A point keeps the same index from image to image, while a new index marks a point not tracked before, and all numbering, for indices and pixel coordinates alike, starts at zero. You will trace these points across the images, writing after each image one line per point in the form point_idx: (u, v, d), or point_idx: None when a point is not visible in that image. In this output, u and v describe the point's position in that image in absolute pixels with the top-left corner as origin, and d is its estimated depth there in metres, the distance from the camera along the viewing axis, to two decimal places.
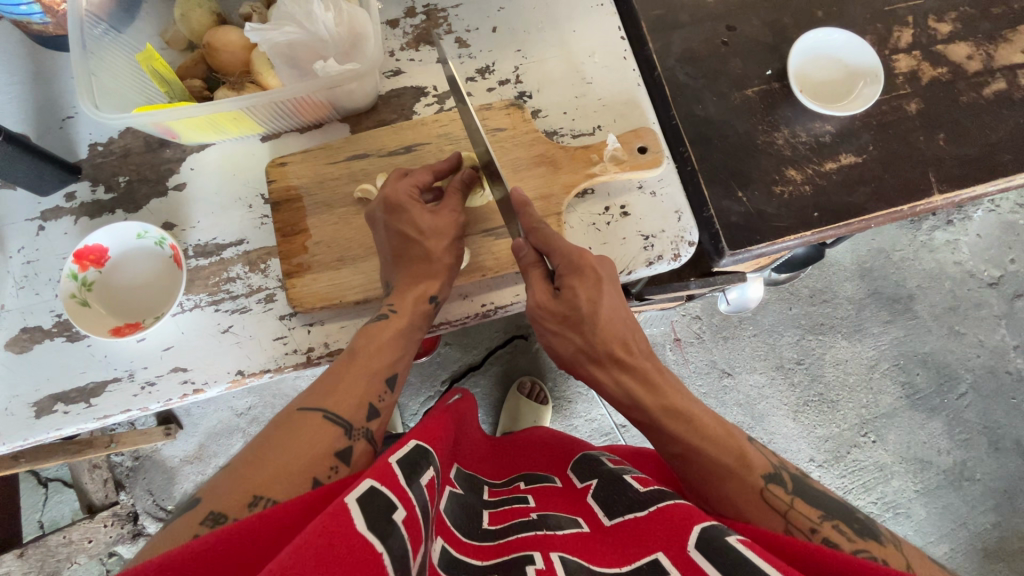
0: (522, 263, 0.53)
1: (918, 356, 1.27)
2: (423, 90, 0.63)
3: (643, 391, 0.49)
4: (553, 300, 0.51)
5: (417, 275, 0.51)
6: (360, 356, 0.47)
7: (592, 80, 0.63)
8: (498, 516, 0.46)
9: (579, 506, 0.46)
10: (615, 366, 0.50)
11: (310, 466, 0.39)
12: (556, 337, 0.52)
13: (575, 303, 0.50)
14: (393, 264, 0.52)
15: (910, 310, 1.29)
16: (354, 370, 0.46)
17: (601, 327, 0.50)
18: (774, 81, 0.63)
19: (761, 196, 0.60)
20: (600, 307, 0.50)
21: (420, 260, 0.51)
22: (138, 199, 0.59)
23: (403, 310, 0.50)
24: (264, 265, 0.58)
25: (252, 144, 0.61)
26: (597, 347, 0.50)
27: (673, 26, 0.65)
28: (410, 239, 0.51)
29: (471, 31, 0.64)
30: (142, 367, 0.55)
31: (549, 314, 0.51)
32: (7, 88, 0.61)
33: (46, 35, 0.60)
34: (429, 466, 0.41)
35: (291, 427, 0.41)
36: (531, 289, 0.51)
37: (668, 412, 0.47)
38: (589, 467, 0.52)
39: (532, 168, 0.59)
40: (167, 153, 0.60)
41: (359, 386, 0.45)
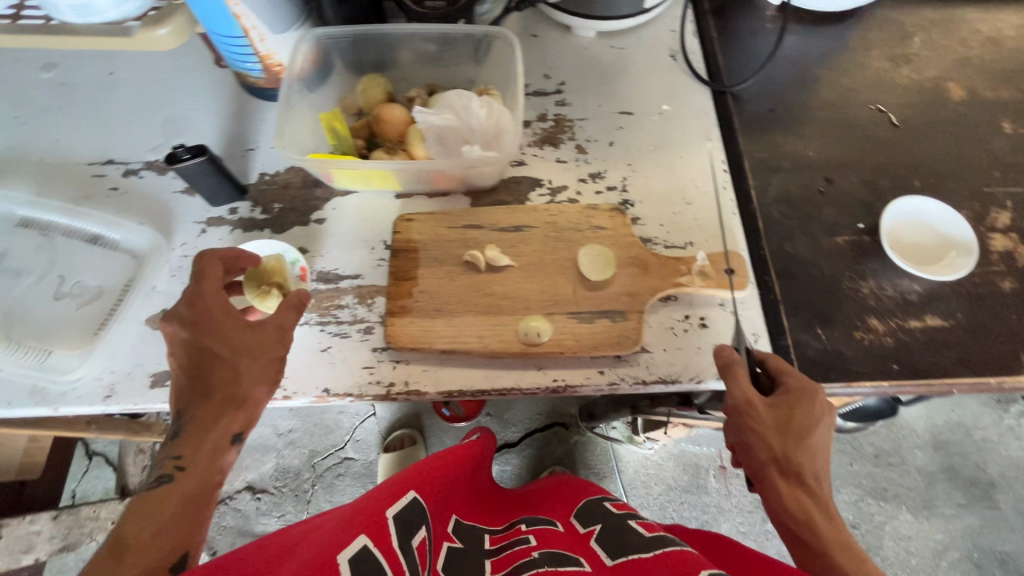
0: (725, 362, 0.55)
1: (996, 555, 1.15)
2: (539, 182, 0.72)
3: (822, 519, 0.50)
4: (768, 405, 0.53)
5: (217, 407, 0.49)
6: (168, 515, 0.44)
7: (691, 201, 0.70)
8: (501, 563, 0.56)
9: (582, 547, 0.58)
10: (801, 484, 0.51)
11: None
12: (755, 438, 0.52)
13: (792, 416, 0.52)
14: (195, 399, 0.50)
15: (990, 498, 1.18)
16: (161, 519, 0.43)
17: (806, 446, 0.52)
18: (865, 234, 0.67)
19: (841, 337, 0.62)
20: (814, 435, 0.52)
21: (225, 403, 0.50)
22: (284, 224, 0.70)
23: (192, 466, 0.47)
24: (371, 300, 0.65)
25: (386, 198, 0.71)
26: (792, 464, 0.51)
27: (774, 169, 0.71)
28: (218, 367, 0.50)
29: (591, 141, 0.74)
30: None
31: (760, 414, 0.53)
32: (212, 119, 0.76)
33: (255, 86, 0.75)
34: (421, 529, 0.53)
35: (112, 570, 0.39)
36: (742, 386, 0.53)
37: (840, 544, 0.48)
38: (591, 516, 0.65)
39: (624, 267, 0.64)
40: (318, 192, 0.71)
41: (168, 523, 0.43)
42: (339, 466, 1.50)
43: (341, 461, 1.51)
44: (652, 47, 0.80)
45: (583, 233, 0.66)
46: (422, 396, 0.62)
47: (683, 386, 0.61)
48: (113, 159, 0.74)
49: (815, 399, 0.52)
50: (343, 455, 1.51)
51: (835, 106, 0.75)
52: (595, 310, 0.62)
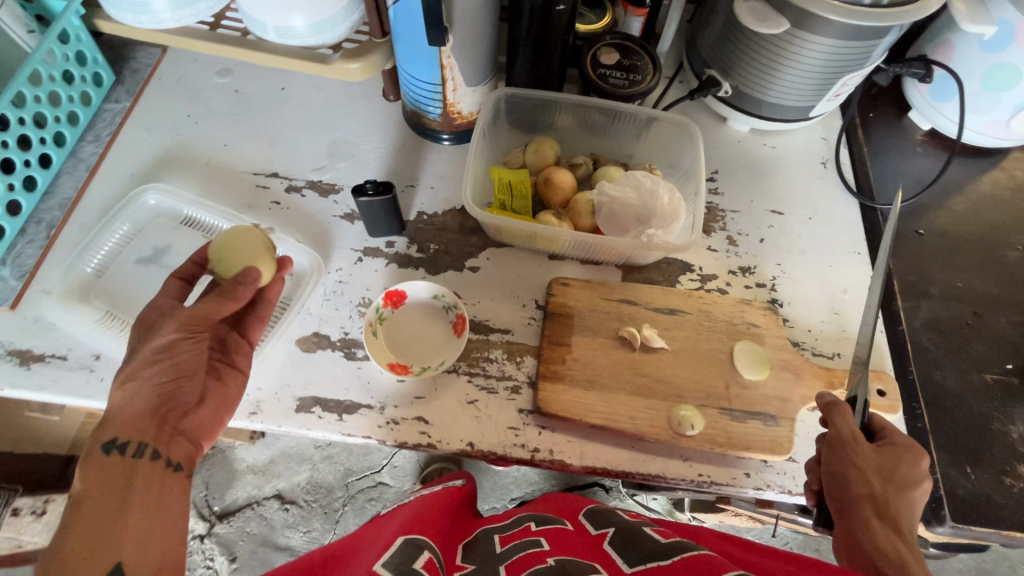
0: (829, 403, 0.55)
1: None
2: (690, 267, 0.73)
3: (916, 564, 0.44)
4: (872, 447, 0.51)
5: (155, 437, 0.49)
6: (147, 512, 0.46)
7: (839, 312, 0.70)
8: (516, 566, 0.48)
9: (595, 549, 0.50)
10: (892, 528, 0.47)
11: None
12: (853, 471, 0.50)
13: (895, 461, 0.50)
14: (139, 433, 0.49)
15: None
16: (104, 526, 0.43)
17: (903, 495, 0.49)
18: (1013, 376, 0.67)
19: (990, 480, 0.61)
20: (912, 491, 0.49)
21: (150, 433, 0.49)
22: (439, 266, 0.71)
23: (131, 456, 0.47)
24: (520, 359, 0.65)
25: (540, 257, 0.72)
26: (888, 508, 0.48)
27: (923, 294, 0.72)
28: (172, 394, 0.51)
29: (742, 234, 0.75)
30: (392, 405, 0.62)
31: (863, 449, 0.51)
32: (377, 150, 0.78)
33: (426, 127, 0.77)
34: (425, 551, 0.47)
35: (89, 559, 0.42)
36: (849, 423, 0.52)
37: None
38: (602, 518, 0.58)
39: (777, 370, 0.64)
40: (474, 239, 0.73)
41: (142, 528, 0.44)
42: (372, 489, 1.48)
43: (375, 485, 1.48)
44: (804, 152, 0.82)
45: (737, 327, 0.67)
46: (563, 467, 0.61)
47: None
48: (278, 173, 0.76)
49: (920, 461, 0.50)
50: (378, 479, 1.49)
51: (981, 241, 0.77)
52: (747, 409, 0.62)
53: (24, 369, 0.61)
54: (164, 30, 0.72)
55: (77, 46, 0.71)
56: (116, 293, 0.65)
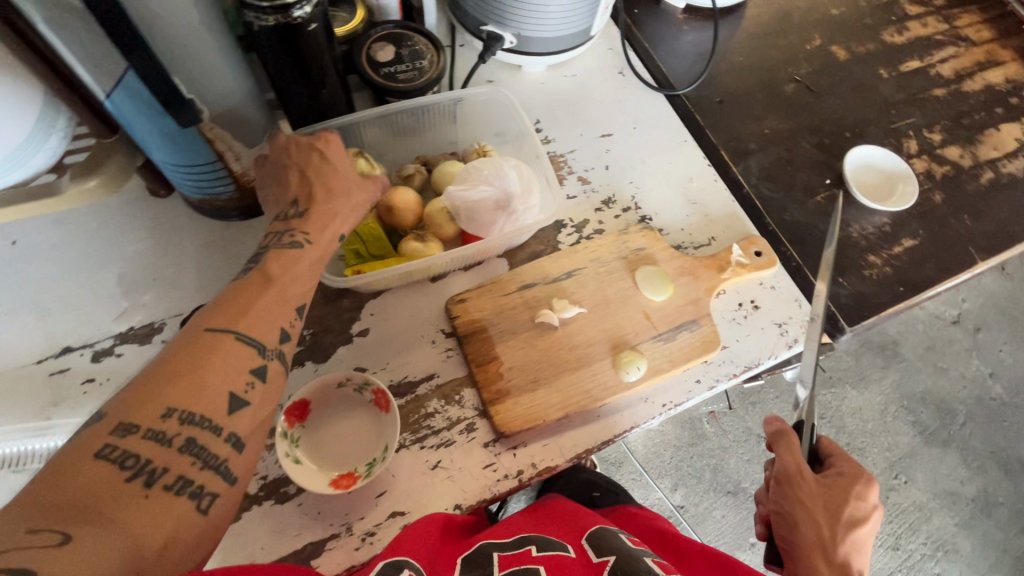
0: (773, 437, 0.60)
1: (918, 396, 1.52)
2: (562, 223, 0.72)
3: None
4: (816, 484, 0.58)
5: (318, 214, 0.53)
6: (208, 370, 0.42)
7: (696, 201, 0.76)
8: None
9: None
10: (838, 568, 0.55)
11: (224, 384, 0.42)
12: (802, 514, 0.56)
13: (835, 492, 0.58)
14: (308, 194, 0.54)
15: (898, 354, 1.55)
16: (267, 321, 0.47)
17: (842, 527, 0.57)
18: (834, 187, 0.79)
19: (857, 279, 0.73)
20: (858, 530, 0.58)
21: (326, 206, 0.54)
22: (325, 349, 0.62)
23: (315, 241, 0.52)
24: (458, 396, 0.61)
25: (423, 285, 0.67)
26: (835, 552, 0.55)
27: (746, 153, 0.80)
28: (324, 171, 0.55)
29: (589, 170, 0.76)
30: (359, 518, 0.55)
31: (806, 487, 0.57)
32: (181, 261, 0.64)
33: (225, 209, 0.65)
34: None
35: (197, 391, 0.41)
36: (792, 459, 0.58)
37: None
38: (606, 545, 0.51)
39: (677, 278, 0.68)
40: (346, 302, 0.64)
41: (225, 378, 0.43)
42: None
43: None
44: (600, 69, 0.84)
45: (628, 259, 0.69)
46: (551, 471, 0.60)
47: (764, 366, 0.67)
48: (70, 345, 0.59)
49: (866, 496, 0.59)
50: None
51: (764, 86, 0.86)
52: (672, 326, 0.65)
53: None
54: None
55: None
56: None
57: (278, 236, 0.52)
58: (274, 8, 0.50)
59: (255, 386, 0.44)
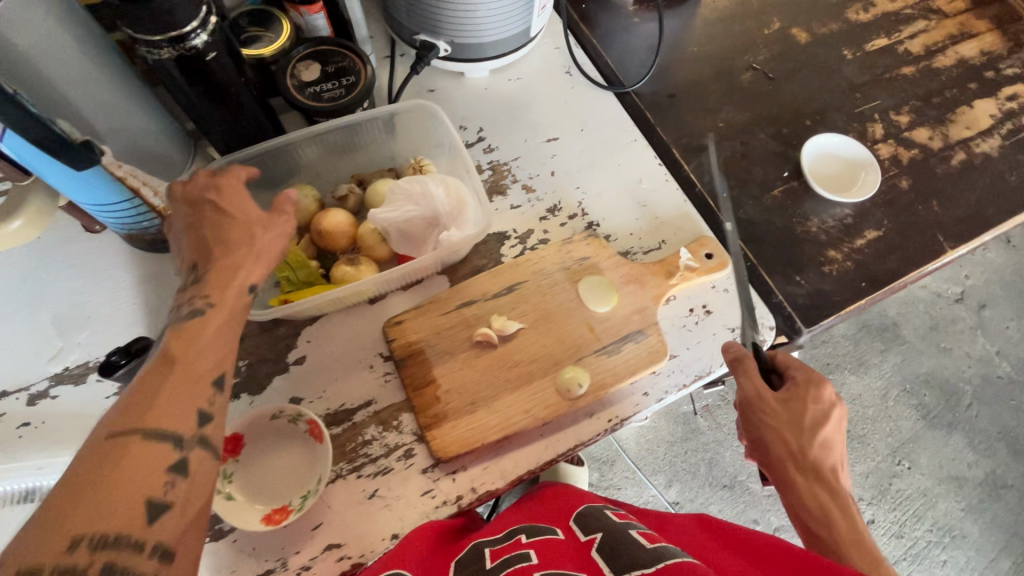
0: (733, 355, 0.58)
1: (920, 379, 1.47)
2: (505, 234, 0.70)
3: (841, 513, 0.53)
4: (777, 401, 0.56)
5: (228, 273, 0.45)
6: (119, 478, 0.34)
7: (646, 202, 0.73)
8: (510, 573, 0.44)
9: (585, 561, 0.46)
10: (816, 479, 0.54)
11: (144, 488, 0.34)
12: (769, 432, 0.56)
13: (799, 406, 0.56)
14: (206, 255, 0.46)
15: (899, 336, 1.50)
16: (186, 401, 0.38)
17: (815, 438, 0.55)
18: (793, 180, 0.75)
19: (816, 276, 0.69)
20: (823, 430, 0.55)
21: (236, 265, 0.45)
22: (261, 380, 0.61)
23: (220, 304, 0.43)
24: (396, 421, 0.60)
25: (362, 308, 0.65)
26: (808, 460, 0.55)
27: (700, 149, 0.77)
28: (220, 223, 0.46)
29: (534, 177, 0.74)
30: (294, 552, 0.54)
31: (769, 404, 0.56)
32: (115, 296, 0.64)
33: (157, 241, 0.64)
34: None
35: (107, 504, 0.32)
36: (751, 383, 0.56)
37: (850, 542, 0.51)
38: (592, 522, 0.53)
39: (623, 287, 0.66)
40: (282, 330, 0.63)
41: (143, 479, 0.34)
42: None
43: None
44: (546, 70, 0.82)
45: (572, 269, 0.66)
46: (493, 494, 0.58)
47: (717, 374, 0.65)
48: (6, 389, 0.59)
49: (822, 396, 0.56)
50: None
51: (719, 76, 0.83)
52: (617, 338, 0.63)
53: None
54: None
55: None
56: None
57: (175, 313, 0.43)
58: (170, 41, 0.48)
59: (179, 479, 0.36)
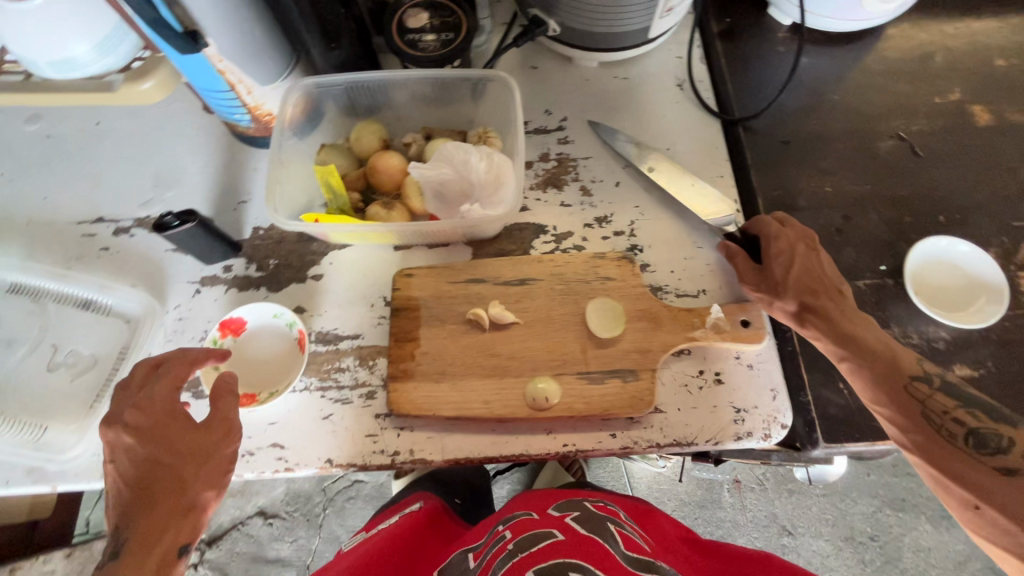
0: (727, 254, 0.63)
1: None
2: (543, 229, 0.69)
3: (839, 317, 0.56)
4: (756, 273, 0.61)
5: (166, 520, 0.50)
6: (148, 538, 0.49)
7: (702, 245, 0.67)
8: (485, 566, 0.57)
9: (559, 525, 0.59)
10: (803, 314, 0.58)
11: (163, 546, 0.49)
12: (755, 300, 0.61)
13: (776, 271, 0.59)
14: (146, 474, 0.52)
15: None
16: (182, 479, 0.52)
17: (796, 278, 0.58)
18: (888, 277, 0.64)
19: None
20: (798, 262, 0.59)
21: (175, 512, 0.51)
22: (281, 281, 0.67)
23: (176, 464, 0.52)
24: (372, 362, 0.63)
25: (386, 251, 0.69)
26: (787, 289, 0.58)
27: (790, 208, 0.68)
28: (162, 484, 0.51)
29: (596, 181, 0.71)
30: (247, 436, 0.60)
31: (751, 281, 0.61)
32: (203, 170, 0.74)
33: (246, 135, 0.72)
34: None
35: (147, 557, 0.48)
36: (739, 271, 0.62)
37: (842, 338, 0.55)
38: (571, 504, 0.65)
39: (635, 321, 0.61)
40: (314, 246, 0.69)
41: (161, 539, 0.50)
42: (349, 488, 1.51)
43: (352, 484, 1.51)
44: (656, 77, 0.76)
45: (591, 284, 0.63)
46: (427, 464, 0.59)
47: (699, 448, 0.59)
48: (103, 217, 0.72)
49: (794, 222, 0.62)
50: (354, 478, 1.52)
51: (852, 135, 0.72)
52: (605, 369, 0.60)
53: None
54: None
55: None
56: None
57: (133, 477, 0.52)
58: None
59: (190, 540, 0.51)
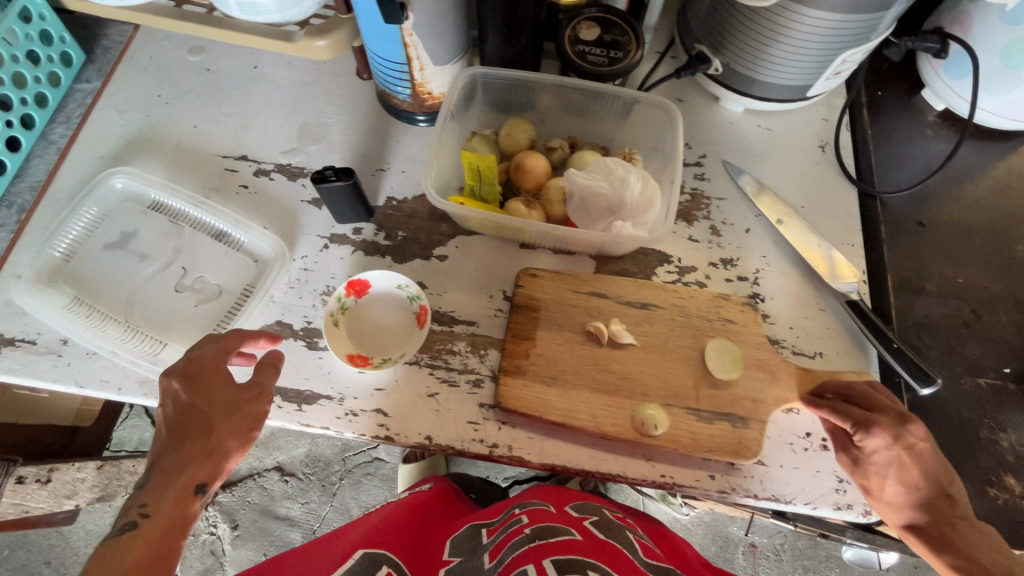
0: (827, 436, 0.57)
1: None
2: (668, 258, 0.69)
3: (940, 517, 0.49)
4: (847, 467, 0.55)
5: (192, 459, 0.51)
6: (176, 472, 0.49)
7: (824, 308, 0.67)
8: (495, 550, 0.58)
9: (577, 525, 0.60)
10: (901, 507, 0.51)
11: (189, 482, 0.50)
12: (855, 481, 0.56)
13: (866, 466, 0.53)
14: (179, 416, 0.52)
15: None
16: (215, 425, 0.52)
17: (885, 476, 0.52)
18: (1010, 381, 0.63)
19: (973, 490, 0.58)
20: (885, 457, 0.52)
21: (201, 452, 0.51)
22: (406, 254, 0.69)
23: (210, 407, 0.53)
24: (483, 351, 0.64)
25: (511, 246, 0.70)
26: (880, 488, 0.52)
27: (918, 291, 0.67)
28: (196, 422, 0.52)
29: (726, 223, 0.71)
30: (352, 396, 0.62)
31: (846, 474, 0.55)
32: (348, 131, 0.76)
33: (399, 107, 0.74)
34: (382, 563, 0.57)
35: (171, 488, 0.49)
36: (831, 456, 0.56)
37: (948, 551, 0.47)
38: (591, 509, 0.66)
39: (751, 369, 0.61)
40: (443, 227, 0.70)
41: (186, 476, 0.50)
42: (368, 464, 1.51)
43: (371, 460, 1.51)
44: (801, 134, 0.77)
45: (712, 323, 0.64)
46: (522, 463, 0.60)
47: (795, 509, 0.58)
48: (246, 155, 0.74)
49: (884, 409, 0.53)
50: (374, 455, 1.52)
51: (989, 233, 0.71)
52: (715, 410, 0.60)
53: None
54: (130, 7, 0.71)
55: (41, 25, 0.69)
56: (81, 278, 0.66)
57: (167, 416, 0.52)
58: None
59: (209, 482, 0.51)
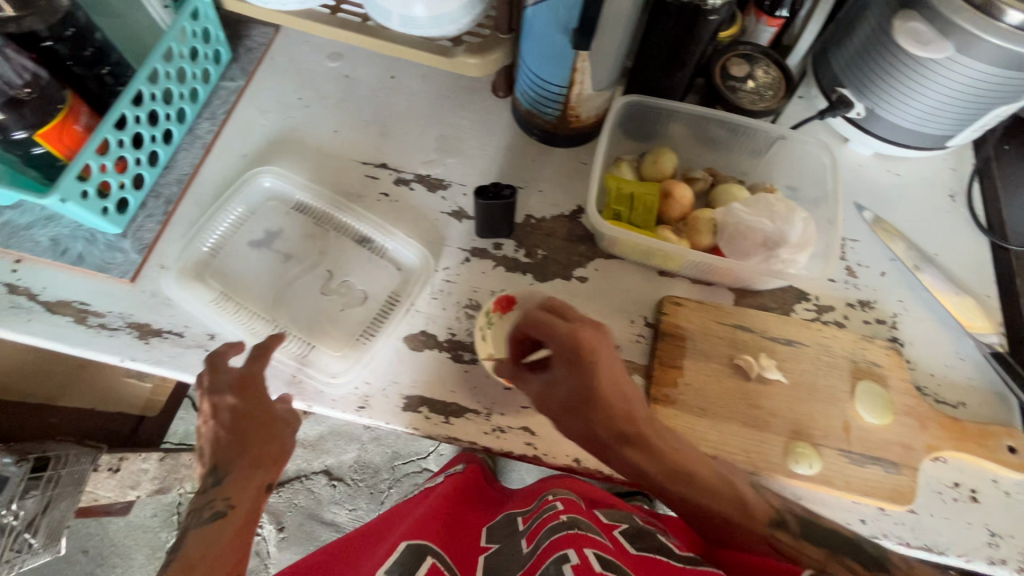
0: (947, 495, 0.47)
1: None
2: (806, 295, 0.70)
3: None
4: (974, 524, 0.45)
5: (257, 463, 0.54)
6: (244, 476, 0.53)
7: (962, 356, 0.67)
8: (532, 538, 0.56)
9: (609, 538, 0.55)
10: None
11: (257, 482, 0.54)
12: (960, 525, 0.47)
13: None
14: (238, 427, 0.54)
15: None
16: (273, 432, 0.56)
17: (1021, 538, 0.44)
18: None
19: None
20: None
21: (266, 455, 0.55)
22: (547, 273, 0.69)
23: (267, 416, 0.56)
24: (627, 377, 0.64)
25: (650, 272, 0.70)
26: None
27: None
28: (256, 430, 0.55)
29: (862, 265, 0.72)
30: (500, 413, 0.61)
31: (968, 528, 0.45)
32: (486, 147, 0.77)
33: (540, 128, 0.75)
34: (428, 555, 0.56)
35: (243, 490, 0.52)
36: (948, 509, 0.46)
37: None
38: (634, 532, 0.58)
39: (900, 414, 0.61)
40: (582, 249, 0.71)
41: (253, 478, 0.53)
42: (416, 475, 1.49)
43: (420, 471, 1.49)
44: (930, 182, 0.78)
45: (859, 365, 0.64)
46: None
47: (947, 560, 0.57)
48: (386, 164, 0.75)
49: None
50: (423, 465, 1.50)
51: None
52: (868, 453, 0.59)
53: (143, 343, 0.63)
54: (291, 11, 0.72)
55: (205, 22, 0.70)
56: (227, 274, 0.67)
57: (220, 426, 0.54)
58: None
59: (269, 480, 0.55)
